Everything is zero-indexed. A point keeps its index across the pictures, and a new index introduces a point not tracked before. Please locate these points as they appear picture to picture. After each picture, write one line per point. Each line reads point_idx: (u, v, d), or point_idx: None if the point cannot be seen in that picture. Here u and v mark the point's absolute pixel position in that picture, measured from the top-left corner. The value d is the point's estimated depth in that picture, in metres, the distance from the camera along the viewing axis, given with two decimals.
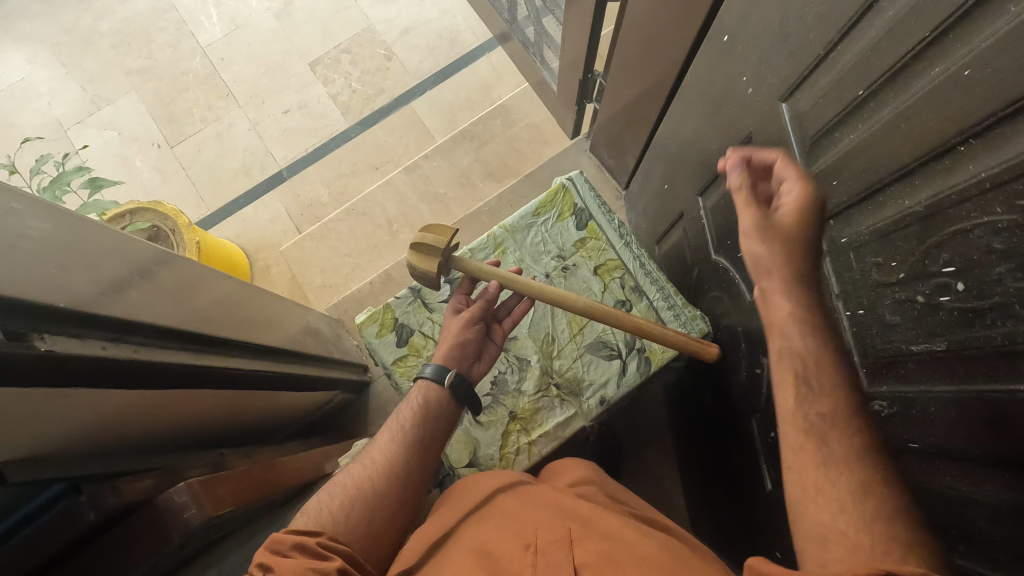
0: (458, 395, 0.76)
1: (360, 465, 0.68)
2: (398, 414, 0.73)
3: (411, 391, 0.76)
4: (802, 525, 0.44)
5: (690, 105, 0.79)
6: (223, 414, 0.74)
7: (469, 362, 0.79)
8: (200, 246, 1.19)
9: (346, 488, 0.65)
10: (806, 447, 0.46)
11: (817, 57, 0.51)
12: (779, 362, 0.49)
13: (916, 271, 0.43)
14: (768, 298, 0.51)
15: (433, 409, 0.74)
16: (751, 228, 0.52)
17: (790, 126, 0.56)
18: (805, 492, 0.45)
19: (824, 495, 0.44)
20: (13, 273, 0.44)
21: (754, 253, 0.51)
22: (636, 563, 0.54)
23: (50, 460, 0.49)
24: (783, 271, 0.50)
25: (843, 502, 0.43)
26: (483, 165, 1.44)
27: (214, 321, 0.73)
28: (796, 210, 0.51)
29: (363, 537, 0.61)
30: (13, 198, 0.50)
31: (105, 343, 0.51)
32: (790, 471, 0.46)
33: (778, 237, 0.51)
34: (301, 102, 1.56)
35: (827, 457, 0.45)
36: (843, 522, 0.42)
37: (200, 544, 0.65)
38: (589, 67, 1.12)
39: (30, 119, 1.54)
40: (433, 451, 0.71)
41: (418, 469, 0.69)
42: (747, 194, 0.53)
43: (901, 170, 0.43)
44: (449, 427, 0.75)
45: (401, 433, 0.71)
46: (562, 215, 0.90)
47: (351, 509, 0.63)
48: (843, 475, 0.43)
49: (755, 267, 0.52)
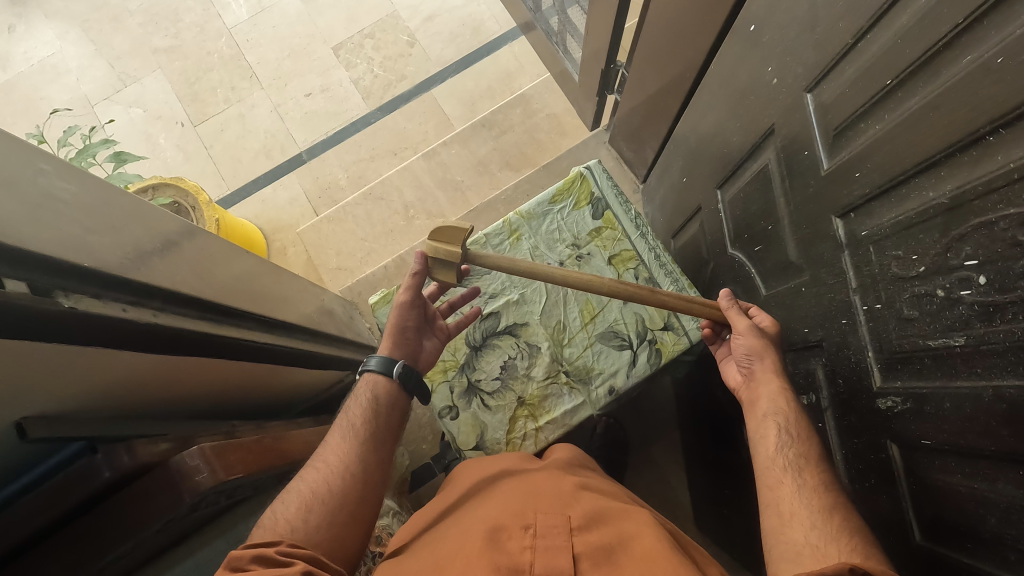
0: (409, 385, 0.77)
1: (314, 469, 0.66)
2: (347, 414, 0.72)
3: (357, 386, 0.76)
4: (779, 546, 0.51)
5: (712, 96, 0.78)
6: (238, 386, 0.76)
7: (411, 351, 0.80)
8: (219, 224, 1.20)
9: (302, 495, 0.63)
10: (783, 482, 0.54)
11: (845, 46, 0.50)
12: (764, 421, 0.59)
13: (937, 264, 0.43)
14: (761, 384, 0.62)
15: (382, 402, 0.74)
16: (745, 333, 0.63)
17: (814, 116, 0.55)
18: (779, 518, 0.52)
19: (797, 518, 0.51)
20: (41, 230, 0.45)
21: (744, 347, 0.63)
22: (635, 556, 0.55)
23: (66, 419, 0.50)
24: (768, 366, 0.62)
25: (811, 520, 0.50)
26: (501, 154, 1.44)
27: (233, 293, 0.74)
28: (775, 334, 0.64)
29: (326, 540, 0.60)
30: (43, 157, 0.51)
31: (126, 305, 0.53)
32: (768, 504, 0.54)
33: (766, 345, 0.62)
34: (323, 86, 1.57)
35: (800, 487, 0.53)
36: (814, 536, 0.49)
37: (211, 510, 0.67)
38: (612, 58, 1.11)
39: (59, 94, 1.57)
40: (387, 445, 0.72)
41: (374, 466, 0.69)
42: (735, 314, 0.66)
43: (925, 162, 0.43)
44: (400, 420, 0.76)
45: (353, 432, 0.70)
46: (579, 203, 0.90)
47: (309, 514, 0.61)
48: (812, 499, 0.52)
49: (747, 357, 0.64)
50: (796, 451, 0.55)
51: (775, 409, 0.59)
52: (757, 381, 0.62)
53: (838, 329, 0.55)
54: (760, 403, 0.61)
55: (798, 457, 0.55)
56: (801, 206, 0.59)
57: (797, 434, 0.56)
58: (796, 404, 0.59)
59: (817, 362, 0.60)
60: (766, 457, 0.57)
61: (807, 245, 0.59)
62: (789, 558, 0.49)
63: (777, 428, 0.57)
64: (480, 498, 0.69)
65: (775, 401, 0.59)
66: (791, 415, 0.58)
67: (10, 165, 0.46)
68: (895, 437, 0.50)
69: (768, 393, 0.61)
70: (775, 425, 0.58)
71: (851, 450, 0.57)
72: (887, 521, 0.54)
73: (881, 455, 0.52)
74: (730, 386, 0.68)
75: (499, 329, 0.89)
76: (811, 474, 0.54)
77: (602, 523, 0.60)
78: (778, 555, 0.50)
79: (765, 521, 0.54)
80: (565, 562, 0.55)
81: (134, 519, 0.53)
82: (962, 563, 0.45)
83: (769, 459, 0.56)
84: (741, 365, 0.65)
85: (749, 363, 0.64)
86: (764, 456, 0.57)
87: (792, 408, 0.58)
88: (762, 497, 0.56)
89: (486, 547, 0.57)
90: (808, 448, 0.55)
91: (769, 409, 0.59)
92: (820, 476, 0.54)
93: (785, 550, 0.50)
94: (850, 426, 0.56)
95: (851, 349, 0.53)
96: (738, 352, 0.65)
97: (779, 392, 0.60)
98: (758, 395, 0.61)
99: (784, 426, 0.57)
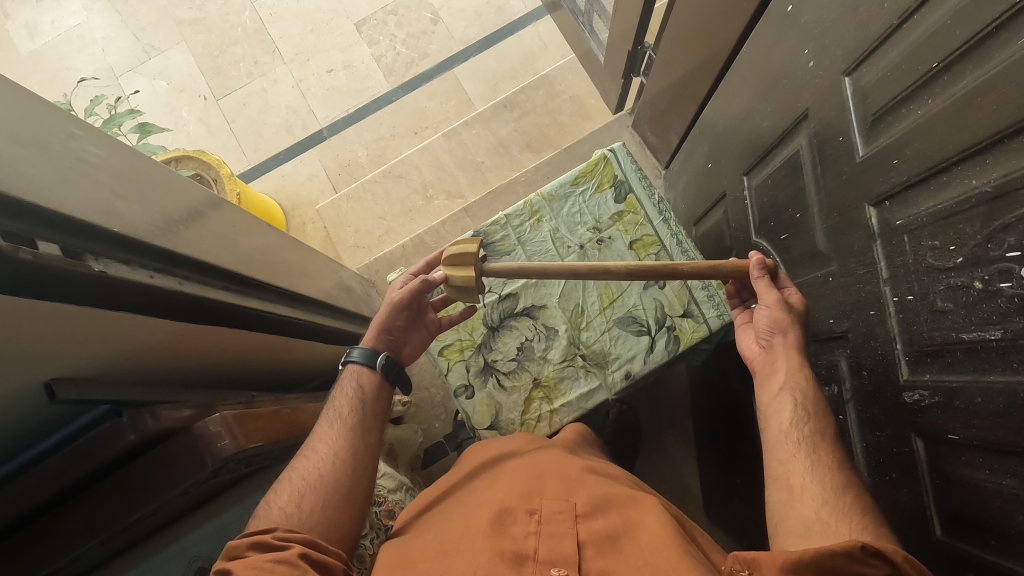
0: (389, 377, 0.77)
1: (305, 458, 0.67)
2: (333, 404, 0.73)
3: (341, 378, 0.76)
4: (787, 520, 0.52)
5: (743, 80, 0.76)
6: (258, 356, 0.77)
7: (394, 346, 0.81)
8: (240, 197, 1.21)
9: (293, 483, 0.64)
10: (795, 456, 0.55)
11: (890, 27, 0.48)
12: (779, 395, 0.59)
13: (976, 255, 0.42)
14: (780, 359, 0.61)
15: (368, 390, 0.75)
16: (772, 307, 0.62)
17: (852, 101, 0.54)
18: (790, 493, 0.53)
19: (807, 492, 0.52)
20: (73, 193, 0.46)
21: (768, 318, 0.62)
22: (632, 543, 0.55)
23: (93, 383, 0.52)
24: (792, 343, 0.61)
25: (822, 497, 0.51)
26: (523, 136, 1.43)
27: (255, 265, 0.75)
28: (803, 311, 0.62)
29: (320, 524, 0.62)
30: (75, 122, 0.52)
31: (152, 272, 0.53)
32: (779, 478, 0.55)
33: (791, 322, 0.61)
34: (345, 62, 1.56)
35: (813, 462, 0.54)
36: (824, 513, 0.50)
37: (231, 476, 0.69)
38: (639, 39, 1.08)
39: (84, 64, 1.57)
40: (375, 432, 0.72)
41: (363, 451, 0.69)
42: (764, 285, 0.63)
43: (969, 149, 0.41)
44: (387, 409, 0.76)
45: (340, 420, 0.71)
46: (602, 186, 0.89)
47: (302, 498, 0.63)
48: (825, 476, 0.53)
49: (770, 331, 0.62)
50: (809, 432, 0.56)
51: (792, 384, 0.58)
52: (778, 356, 0.61)
53: (866, 320, 0.54)
54: (776, 377, 0.60)
55: (812, 435, 0.55)
56: (833, 193, 0.57)
57: (812, 412, 0.56)
58: (815, 380, 0.59)
59: (842, 353, 0.59)
60: (780, 432, 0.57)
61: (836, 235, 0.57)
62: (798, 534, 0.51)
63: (793, 402, 0.57)
64: (487, 478, 0.69)
65: (794, 376, 0.59)
66: (808, 391, 0.57)
67: (42, 129, 0.47)
68: (921, 431, 0.49)
69: (786, 370, 0.60)
70: (791, 399, 0.57)
71: (873, 443, 0.56)
72: (906, 514, 0.53)
73: (904, 448, 0.52)
74: (743, 353, 0.68)
75: (517, 310, 0.89)
76: (825, 453, 0.54)
77: (607, 511, 0.60)
78: (786, 530, 0.52)
79: (773, 494, 0.55)
80: (570, 548, 0.55)
81: (159, 481, 0.55)
82: (986, 561, 0.44)
83: (783, 433, 0.57)
84: (761, 338, 0.64)
85: (770, 337, 0.63)
86: (777, 431, 0.58)
87: (810, 385, 0.58)
88: (771, 470, 0.57)
89: (491, 529, 0.57)
90: (824, 426, 0.55)
91: (786, 384, 0.59)
92: (833, 454, 0.54)
93: (795, 523, 0.52)
94: (872, 419, 0.56)
95: (878, 341, 0.53)
96: (760, 325, 0.64)
97: (799, 368, 0.59)
98: (778, 371, 0.61)
99: (801, 404, 0.57)
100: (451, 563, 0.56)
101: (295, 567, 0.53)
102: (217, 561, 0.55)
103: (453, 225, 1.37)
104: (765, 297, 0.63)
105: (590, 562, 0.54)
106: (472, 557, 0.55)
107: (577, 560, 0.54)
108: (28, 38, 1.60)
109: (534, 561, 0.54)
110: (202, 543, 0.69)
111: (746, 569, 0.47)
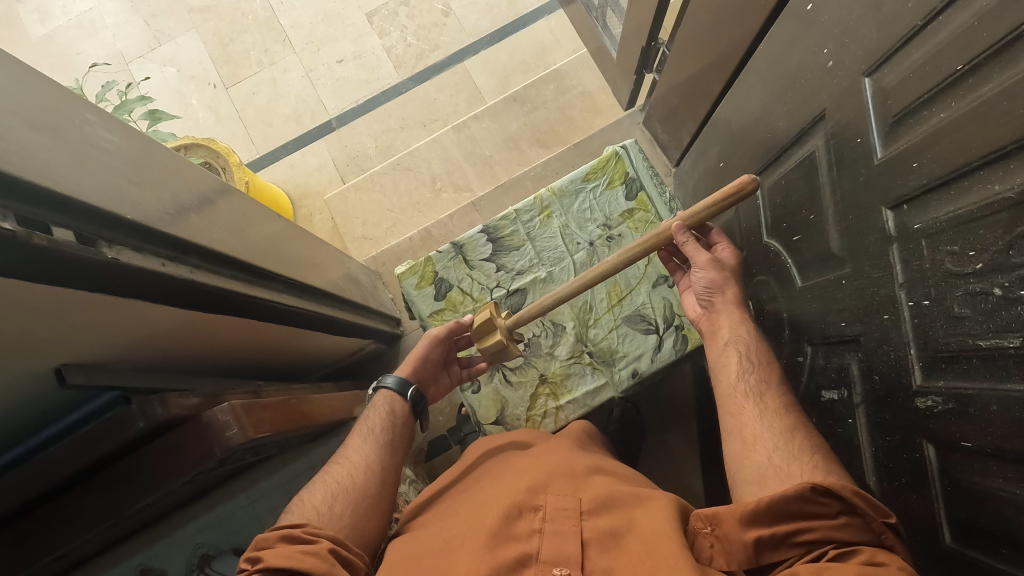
0: (417, 410, 0.79)
1: (339, 465, 0.68)
2: (365, 420, 0.74)
3: (374, 401, 0.78)
4: (744, 470, 0.58)
5: (759, 78, 0.75)
6: (264, 345, 0.77)
7: (425, 380, 0.83)
8: (249, 186, 1.21)
9: (328, 485, 0.65)
10: (745, 406, 0.62)
11: (914, 27, 0.47)
12: (725, 350, 0.67)
13: (997, 261, 0.41)
14: (722, 316, 0.70)
15: (399, 415, 0.76)
16: (704, 267, 0.69)
17: (872, 102, 0.53)
18: (744, 442, 0.60)
19: (760, 441, 0.59)
20: (86, 178, 0.46)
21: (706, 280, 0.70)
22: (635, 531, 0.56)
23: (101, 369, 0.53)
24: (729, 300, 0.70)
25: (773, 442, 0.58)
26: (532, 131, 1.42)
27: (264, 254, 0.75)
28: (731, 263, 0.71)
29: (349, 527, 0.61)
30: (88, 108, 0.52)
31: (164, 260, 0.53)
32: (732, 430, 0.62)
33: (724, 278, 0.69)
34: (355, 53, 1.56)
35: (761, 410, 0.61)
36: (777, 457, 0.57)
37: (236, 464, 0.69)
38: (653, 35, 1.07)
39: (95, 49, 1.57)
40: (402, 454, 0.73)
41: (392, 468, 0.70)
42: (693, 248, 0.69)
43: (993, 154, 0.41)
44: (411, 436, 0.77)
45: (374, 436, 0.72)
46: (613, 182, 0.88)
47: (335, 500, 0.63)
48: (774, 422, 0.59)
49: (709, 291, 0.71)
50: (757, 387, 0.63)
51: (735, 338, 0.67)
52: (719, 318, 0.70)
53: (879, 324, 0.53)
54: (722, 333, 0.69)
55: (755, 385, 0.63)
56: (848, 195, 0.57)
57: (753, 364, 0.65)
58: (754, 331, 0.68)
59: (853, 357, 0.59)
60: (729, 384, 0.65)
61: (850, 237, 0.57)
62: (755, 481, 0.56)
63: (738, 356, 0.66)
64: (493, 473, 0.69)
65: (733, 333, 0.68)
66: (745, 344, 0.67)
67: (57, 115, 0.46)
68: (932, 437, 0.49)
69: (728, 329, 0.68)
70: (736, 353, 0.66)
71: (883, 447, 0.56)
72: (916, 519, 0.53)
73: (914, 454, 0.51)
74: (690, 315, 0.76)
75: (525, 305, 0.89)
76: (770, 398, 0.62)
77: (612, 508, 0.59)
78: (744, 480, 0.58)
79: (730, 446, 0.61)
80: (572, 548, 0.55)
81: (166, 469, 0.55)
82: (993, 569, 0.44)
83: (732, 386, 0.64)
84: (702, 303, 0.73)
85: (710, 297, 0.71)
86: (727, 384, 0.65)
87: (745, 337, 0.67)
88: (725, 422, 0.64)
89: (497, 526, 0.57)
90: (766, 372, 0.64)
91: (730, 338, 0.68)
92: (778, 398, 0.62)
93: (753, 472, 0.57)
94: (883, 423, 0.55)
95: (891, 346, 0.52)
96: (698, 287, 0.71)
97: (738, 323, 0.68)
98: (723, 331, 0.69)
99: (742, 358, 0.65)
100: (454, 557, 0.56)
101: (326, 560, 0.53)
102: (246, 551, 0.55)
103: (461, 218, 1.37)
104: (696, 260, 0.69)
105: (593, 560, 0.54)
106: (474, 555, 0.54)
107: (580, 558, 0.54)
108: (39, 22, 1.59)
109: (537, 562, 0.54)
110: (205, 531, 0.74)
111: (709, 525, 0.55)
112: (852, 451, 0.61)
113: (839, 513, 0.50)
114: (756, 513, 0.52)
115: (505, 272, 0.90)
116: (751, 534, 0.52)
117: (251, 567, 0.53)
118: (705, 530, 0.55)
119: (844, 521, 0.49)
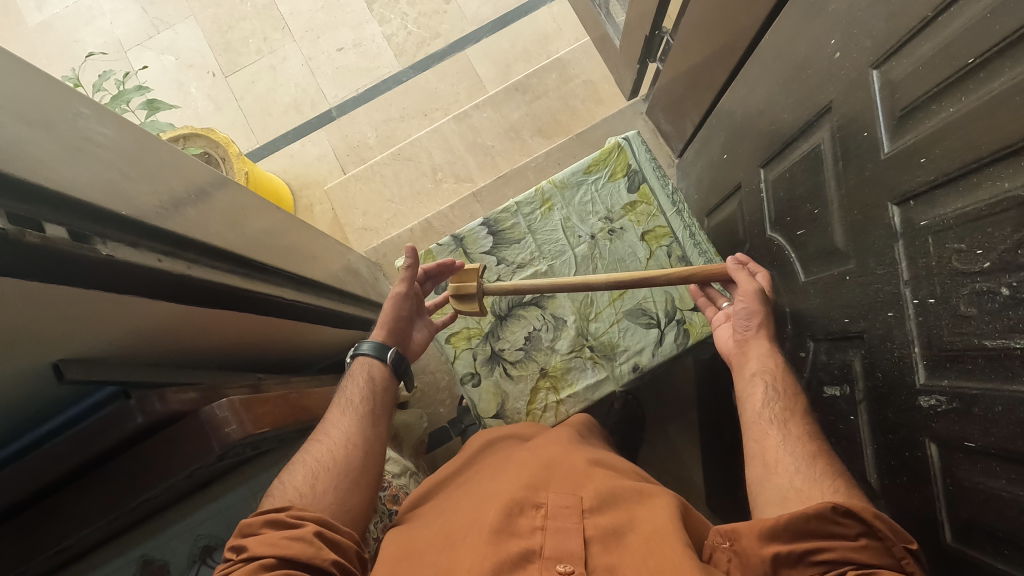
0: (399, 370, 0.79)
1: (318, 442, 0.67)
2: (345, 392, 0.74)
3: (351, 369, 0.77)
4: (765, 492, 0.58)
5: (764, 69, 0.73)
6: (263, 339, 0.77)
7: (404, 338, 0.82)
8: (248, 177, 1.20)
9: (307, 465, 0.64)
10: (768, 433, 0.61)
11: (924, 19, 0.46)
12: (751, 379, 0.66)
13: (1005, 260, 0.40)
14: (752, 348, 0.68)
15: (378, 383, 0.76)
16: (749, 296, 0.69)
17: (879, 95, 0.52)
18: (766, 467, 0.59)
19: (781, 465, 0.58)
20: (77, 173, 0.45)
21: (745, 310, 0.69)
22: (639, 531, 0.56)
23: (102, 364, 0.52)
24: (761, 334, 0.69)
25: (795, 466, 0.57)
26: (534, 121, 1.41)
27: (262, 247, 0.74)
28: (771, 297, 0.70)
29: (332, 505, 0.61)
30: (81, 101, 0.51)
31: (160, 255, 0.52)
32: (755, 455, 0.61)
33: (763, 312, 0.69)
34: (355, 41, 1.54)
35: (784, 437, 0.60)
36: (798, 481, 0.56)
37: (238, 458, 0.70)
38: (657, 23, 1.05)
39: (92, 37, 1.55)
40: (385, 422, 0.73)
41: (373, 441, 0.70)
42: (741, 274, 0.71)
43: (1003, 150, 0.40)
44: (393, 403, 0.77)
45: (352, 410, 0.71)
46: (615, 174, 0.87)
47: (317, 481, 0.62)
48: (796, 448, 0.58)
49: (746, 321, 0.70)
50: (782, 417, 0.61)
51: (762, 369, 0.65)
52: (747, 349, 0.69)
53: (882, 321, 0.53)
54: (749, 364, 0.67)
55: (778, 413, 0.61)
56: (853, 189, 0.56)
57: (779, 394, 0.63)
58: (782, 364, 0.66)
59: (855, 354, 0.58)
60: (754, 412, 0.63)
61: (854, 232, 0.56)
62: (775, 502, 0.56)
63: (763, 385, 0.64)
64: (495, 467, 0.70)
65: (760, 366, 0.66)
66: (769, 375, 0.64)
67: (48, 109, 0.46)
68: (935, 437, 0.48)
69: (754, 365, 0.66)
70: (762, 382, 0.64)
71: (884, 444, 0.56)
72: (917, 518, 0.53)
73: (917, 453, 0.51)
74: (721, 346, 0.75)
75: (525, 300, 0.89)
76: (794, 425, 0.60)
77: (614, 506, 0.60)
78: (765, 500, 0.57)
79: (751, 470, 0.61)
80: (575, 545, 0.55)
81: (167, 462, 0.55)
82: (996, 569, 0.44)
83: (756, 414, 0.63)
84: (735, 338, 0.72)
85: (746, 330, 0.70)
86: (751, 412, 0.64)
87: (769, 368, 0.65)
88: (749, 449, 0.63)
89: (500, 523, 0.57)
90: (791, 403, 0.62)
91: (757, 368, 0.66)
92: (802, 426, 0.60)
93: (772, 494, 0.57)
94: (885, 420, 0.55)
95: (895, 343, 0.51)
96: (738, 316, 0.71)
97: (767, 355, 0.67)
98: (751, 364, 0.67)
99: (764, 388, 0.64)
100: (456, 557, 0.55)
101: (311, 544, 0.54)
102: (234, 538, 0.56)
103: (462, 210, 1.35)
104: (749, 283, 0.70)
105: (597, 558, 0.54)
106: (476, 552, 0.54)
107: (583, 556, 0.54)
108: (36, 9, 1.57)
109: (540, 558, 0.54)
110: (207, 523, 0.74)
111: (728, 540, 0.55)
112: (853, 447, 0.61)
113: (859, 535, 0.49)
114: (774, 529, 0.51)
115: (505, 264, 0.89)
116: (769, 549, 0.51)
117: (239, 556, 0.54)
118: (723, 545, 0.56)
119: (864, 543, 0.48)
